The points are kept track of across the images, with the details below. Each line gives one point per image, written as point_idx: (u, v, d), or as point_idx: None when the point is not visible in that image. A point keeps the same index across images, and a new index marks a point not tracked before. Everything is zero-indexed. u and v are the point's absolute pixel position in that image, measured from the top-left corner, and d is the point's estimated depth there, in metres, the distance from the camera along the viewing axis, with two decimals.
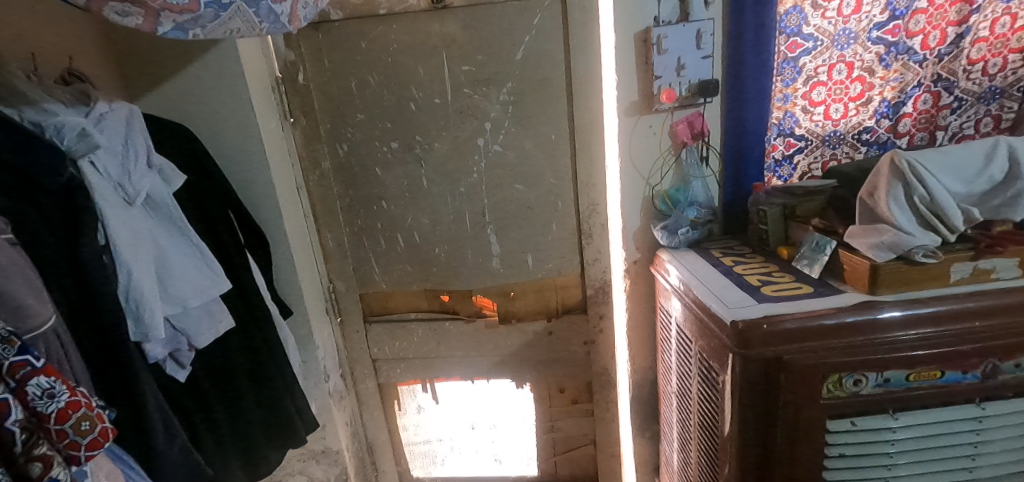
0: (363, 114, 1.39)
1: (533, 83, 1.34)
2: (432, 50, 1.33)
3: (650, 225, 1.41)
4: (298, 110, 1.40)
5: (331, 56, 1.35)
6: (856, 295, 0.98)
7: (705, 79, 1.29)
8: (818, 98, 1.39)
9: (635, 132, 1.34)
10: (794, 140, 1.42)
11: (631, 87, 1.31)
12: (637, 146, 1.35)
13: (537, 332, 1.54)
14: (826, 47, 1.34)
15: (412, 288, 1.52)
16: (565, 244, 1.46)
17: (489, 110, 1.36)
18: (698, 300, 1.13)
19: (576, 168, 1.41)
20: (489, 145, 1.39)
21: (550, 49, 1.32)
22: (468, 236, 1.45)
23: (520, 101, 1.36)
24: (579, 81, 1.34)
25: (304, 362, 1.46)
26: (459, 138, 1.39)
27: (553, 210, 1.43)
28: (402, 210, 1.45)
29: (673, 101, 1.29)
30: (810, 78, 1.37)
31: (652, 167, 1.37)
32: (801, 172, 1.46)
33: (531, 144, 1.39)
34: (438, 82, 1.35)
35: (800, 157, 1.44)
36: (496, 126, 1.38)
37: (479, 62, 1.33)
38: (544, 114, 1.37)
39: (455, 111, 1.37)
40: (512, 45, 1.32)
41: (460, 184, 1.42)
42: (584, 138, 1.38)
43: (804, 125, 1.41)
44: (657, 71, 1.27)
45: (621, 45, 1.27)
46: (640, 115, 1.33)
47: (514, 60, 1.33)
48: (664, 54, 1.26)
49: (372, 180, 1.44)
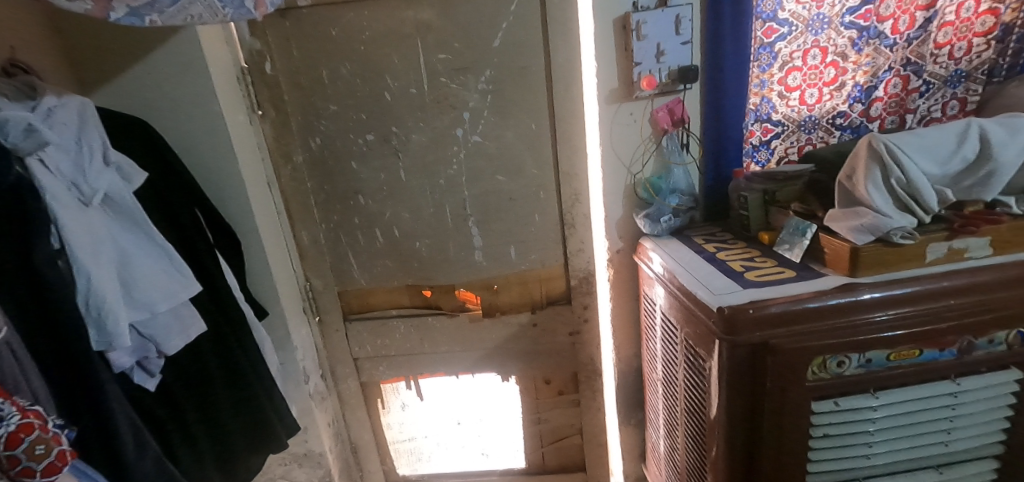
0: (336, 106, 1.33)
1: (512, 71, 1.31)
2: (406, 37, 1.28)
3: (633, 214, 1.41)
4: (266, 102, 1.33)
5: (300, 44, 1.29)
6: (837, 278, 1.00)
7: (685, 65, 1.28)
8: (793, 83, 1.40)
9: (615, 120, 1.35)
10: (771, 125, 1.43)
11: (611, 75, 1.31)
12: (618, 134, 1.36)
13: (522, 325, 1.52)
14: (801, 32, 1.34)
15: (392, 284, 1.49)
16: (547, 235, 1.44)
17: (467, 100, 1.33)
18: (683, 287, 1.13)
19: (557, 158, 1.38)
20: (468, 136, 1.36)
21: (528, 36, 1.29)
22: (449, 229, 1.42)
23: (499, 90, 1.32)
24: (559, 68, 1.31)
25: (282, 364, 1.41)
26: (437, 128, 1.35)
27: (535, 200, 1.41)
28: (379, 204, 1.41)
29: (653, 87, 1.29)
30: (786, 64, 1.38)
31: (634, 155, 1.38)
32: (778, 158, 1.47)
33: (511, 134, 1.36)
34: (414, 72, 1.31)
35: (778, 143, 1.46)
36: (474, 116, 1.34)
37: (456, 50, 1.29)
38: (524, 103, 1.34)
39: (432, 101, 1.33)
40: (489, 33, 1.28)
41: (440, 176, 1.38)
42: (565, 127, 1.35)
43: (780, 110, 1.42)
44: (637, 57, 1.27)
45: (600, 33, 1.27)
46: (621, 103, 1.33)
47: (491, 47, 1.29)
48: (644, 40, 1.25)
49: (348, 174, 1.39)
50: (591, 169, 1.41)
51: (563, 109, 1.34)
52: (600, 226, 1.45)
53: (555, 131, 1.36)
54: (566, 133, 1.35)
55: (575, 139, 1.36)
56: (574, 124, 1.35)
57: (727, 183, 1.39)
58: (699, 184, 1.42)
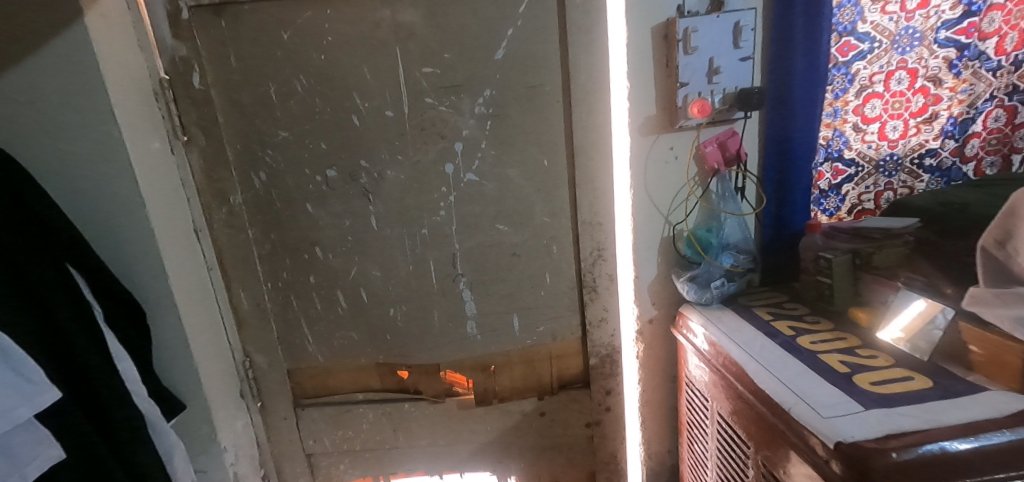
0: (287, 132, 1.01)
1: (520, 90, 1.01)
2: (381, 44, 0.97)
3: (671, 275, 1.10)
4: (194, 126, 1.01)
5: (239, 50, 0.97)
6: (1007, 396, 0.68)
7: (745, 87, 0.99)
8: (872, 113, 1.11)
9: (650, 156, 1.05)
10: (843, 165, 1.14)
11: (648, 99, 1.01)
12: (654, 174, 1.06)
13: (525, 413, 1.18)
14: (884, 50, 1.06)
15: (359, 361, 1.14)
16: (561, 301, 1.12)
17: (461, 127, 1.02)
18: (760, 392, 0.81)
19: (576, 203, 1.06)
20: (461, 174, 1.04)
21: (542, 47, 0.99)
22: (434, 292, 1.09)
23: (503, 115, 1.02)
24: (581, 88, 1.00)
25: (203, 473, 1.05)
26: (421, 163, 1.03)
27: (546, 257, 1.09)
28: (342, 260, 1.07)
29: (706, 115, 0.99)
30: (864, 89, 1.09)
31: (674, 201, 1.08)
32: (849, 205, 1.18)
33: (517, 172, 1.05)
34: (391, 90, 1.00)
35: (850, 187, 1.16)
36: (470, 148, 1.03)
37: (447, 63, 0.99)
38: (534, 133, 1.03)
39: (414, 127, 1.01)
40: (491, 41, 0.98)
41: (423, 223, 1.06)
42: (588, 164, 1.04)
43: (855, 146, 1.13)
44: (683, 76, 0.97)
45: (635, 44, 0.98)
46: (659, 134, 1.04)
47: (492, 59, 0.99)
48: (694, 53, 0.96)
49: (302, 220, 1.06)
50: (619, 218, 1.10)
51: (586, 142, 1.03)
52: (628, 290, 1.13)
53: (573, 170, 1.05)
54: (588, 172, 1.04)
55: (600, 180, 1.05)
56: (599, 160, 1.04)
57: (795, 239, 1.08)
58: (756, 239, 1.12)
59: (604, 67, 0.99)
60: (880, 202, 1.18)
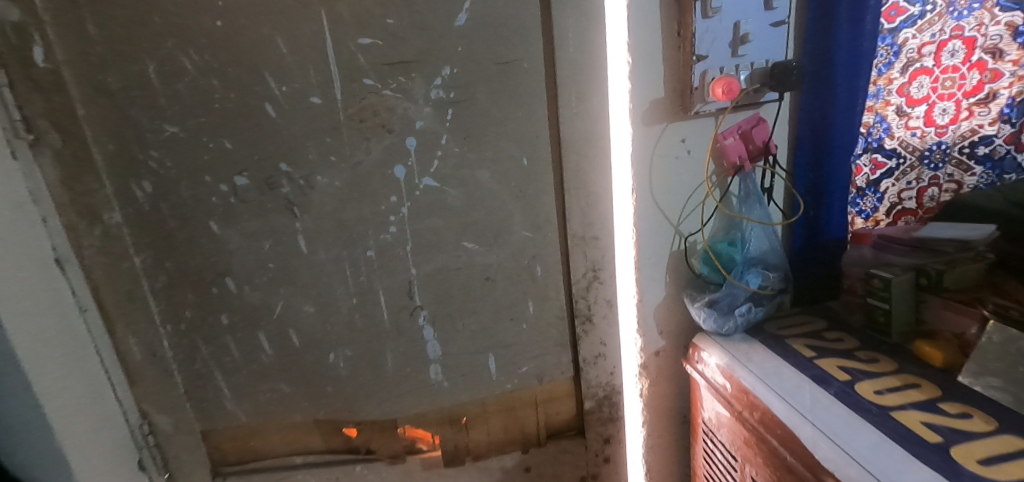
0: (176, 126, 0.75)
1: (491, 68, 0.77)
2: (299, 6, 0.71)
3: (684, 297, 0.90)
4: (43, 120, 0.73)
5: (96, 14, 0.70)
6: None
7: (778, 61, 0.77)
8: (918, 93, 0.91)
9: (657, 152, 0.83)
10: (883, 157, 0.96)
11: (656, 77, 0.79)
12: (662, 174, 0.85)
13: (506, 470, 0.96)
14: (937, 15, 0.87)
15: (293, 418, 0.89)
16: (547, 334, 0.90)
17: (414, 118, 0.78)
18: (818, 466, 0.60)
19: (564, 213, 0.85)
20: (415, 178, 0.80)
21: (517, 10, 0.75)
22: (385, 330, 0.85)
23: (469, 102, 0.78)
24: (569, 66, 0.77)
25: None
26: (362, 166, 0.79)
27: (528, 281, 0.87)
28: (262, 293, 0.82)
29: (731, 97, 0.77)
30: (911, 63, 0.90)
31: (686, 207, 0.87)
32: (888, 204, 0.99)
33: (489, 175, 0.81)
34: (316, 68, 0.74)
35: (890, 183, 0.97)
36: (427, 145, 0.79)
37: (391, 32, 0.74)
38: (510, 126, 0.79)
39: (351, 119, 0.77)
40: (449, 1, 0.73)
41: (367, 243, 0.82)
42: (579, 164, 0.82)
43: (897, 134, 0.94)
44: (701, 48, 0.75)
45: (638, 5, 0.75)
46: (668, 123, 0.82)
47: (452, 26, 0.74)
48: (716, 16, 0.74)
49: (205, 244, 0.80)
50: (619, 229, 0.89)
51: (576, 135, 0.80)
52: (631, 317, 0.92)
53: (561, 171, 0.82)
54: (579, 175, 0.83)
55: (595, 184, 0.83)
56: (593, 159, 0.82)
57: (837, 250, 0.88)
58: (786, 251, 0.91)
59: (599, 38, 0.77)
60: (924, 201, 0.98)
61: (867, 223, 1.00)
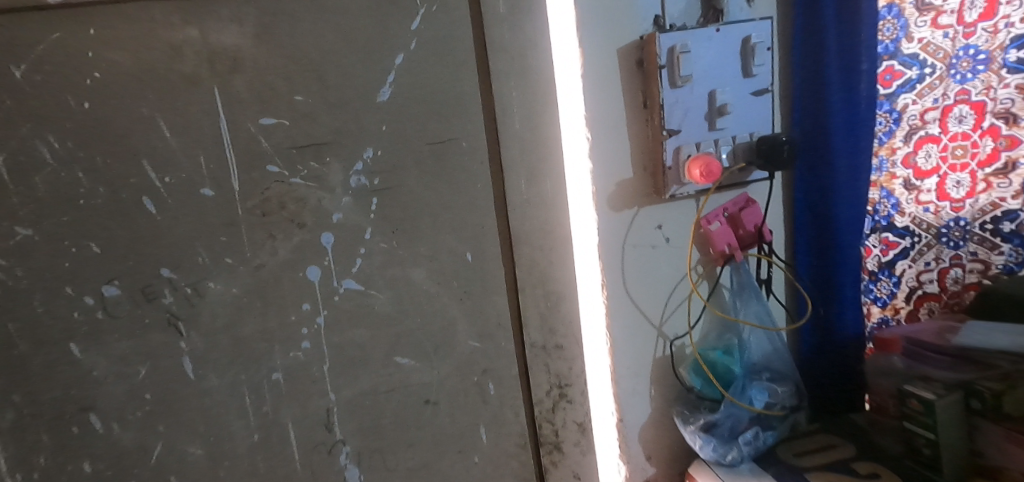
0: (30, 228, 0.59)
1: (423, 149, 0.64)
2: (187, 83, 0.59)
3: (675, 415, 0.73)
4: None
5: None
6: None
7: (764, 134, 0.65)
8: (926, 164, 0.79)
9: (629, 242, 0.70)
10: (895, 236, 0.82)
11: (621, 157, 0.67)
12: (637, 268, 0.70)
13: None
14: (938, 78, 0.76)
15: None
16: (506, 468, 0.72)
17: (329, 210, 0.64)
18: None
19: (521, 318, 0.69)
20: (333, 282, 0.65)
21: (453, 82, 0.63)
22: (297, 473, 0.67)
23: (398, 190, 0.64)
24: (518, 146, 0.65)
25: None
26: (266, 269, 0.64)
27: (478, 403, 0.70)
28: (135, 435, 0.64)
29: (712, 178, 0.64)
30: (914, 131, 0.78)
31: (668, 305, 0.72)
32: (907, 289, 0.84)
33: (426, 276, 0.66)
34: (208, 156, 0.61)
35: (906, 265, 0.83)
36: (347, 242, 0.65)
37: (301, 111, 0.62)
38: (450, 216, 0.65)
39: (252, 213, 0.63)
40: (370, 74, 0.62)
41: (274, 365, 0.65)
42: (535, 259, 0.68)
43: (908, 210, 0.81)
44: (673, 121, 0.63)
45: (595, 75, 0.64)
46: (641, 208, 0.69)
47: (374, 102, 0.62)
48: (687, 85, 0.62)
49: (62, 373, 0.62)
50: (590, 332, 0.75)
51: (530, 226, 0.67)
52: (610, 439, 0.76)
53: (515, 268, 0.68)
54: (536, 272, 0.68)
55: (556, 282, 0.69)
56: (553, 252, 0.68)
57: (853, 352, 0.73)
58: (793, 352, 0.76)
59: (552, 112, 0.65)
60: (947, 284, 0.84)
61: (885, 312, 0.85)
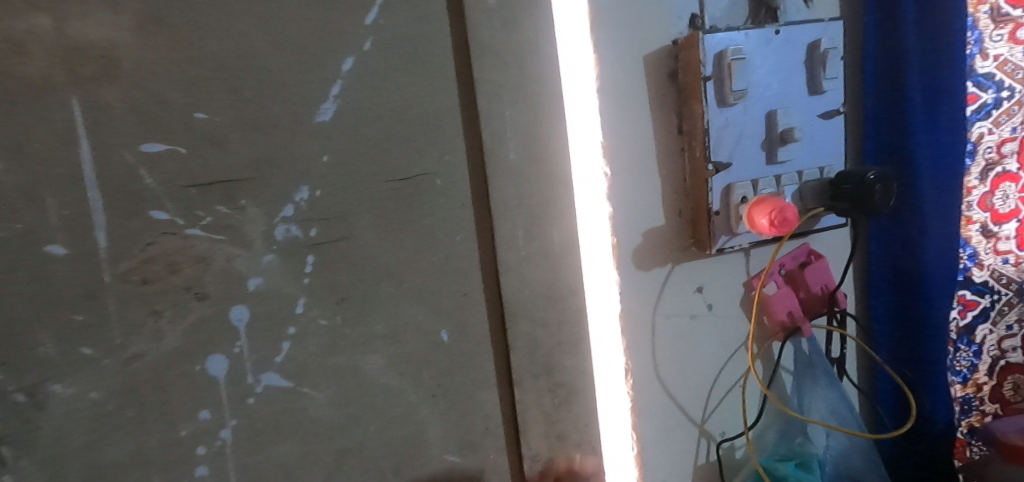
0: None
1: (380, 185, 0.44)
2: (28, 90, 0.33)
3: None
4: None
5: None
6: None
7: (835, 168, 0.50)
8: (1004, 207, 0.63)
9: (662, 311, 0.52)
10: (974, 294, 0.65)
11: (650, 198, 0.50)
12: (672, 346, 0.53)
13: None
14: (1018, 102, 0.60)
15: None
16: None
17: (243, 273, 0.40)
18: None
19: (517, 421, 0.50)
20: (246, 376, 0.40)
21: (424, 100, 0.45)
22: None
23: (347, 244, 0.43)
24: (514, 185, 0.47)
25: None
26: (141, 370, 0.37)
27: None
28: None
29: (786, 229, 0.46)
30: (991, 167, 0.62)
31: (713, 392, 0.55)
32: (989, 361, 0.66)
33: (384, 367, 0.45)
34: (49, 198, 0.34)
35: (987, 331, 0.65)
36: (269, 323, 0.41)
37: (203, 134, 0.38)
38: (422, 283, 0.46)
39: (123, 281, 0.36)
40: (305, 80, 0.41)
41: None
42: (538, 340, 0.49)
43: (987, 263, 0.64)
44: (721, 152, 0.47)
45: (615, 92, 0.48)
46: (677, 265, 0.52)
47: (310, 121, 0.41)
48: (740, 104, 0.46)
49: None
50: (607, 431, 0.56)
51: (528, 295, 0.49)
52: None
53: (510, 353, 0.49)
54: (539, 357, 0.50)
55: (564, 372, 0.51)
56: (561, 332, 0.50)
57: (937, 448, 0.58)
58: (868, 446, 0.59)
59: (560, 141, 0.48)
60: None
61: (966, 391, 0.67)
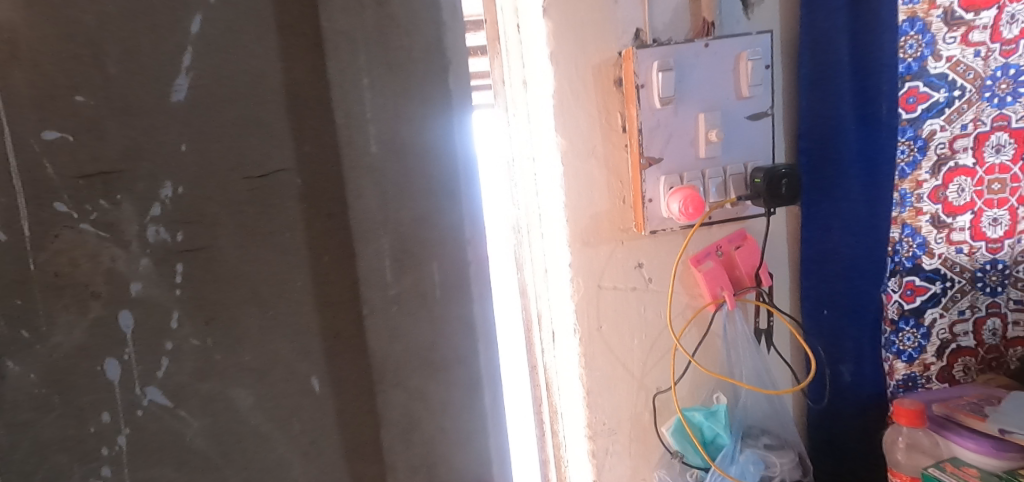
0: None
1: (244, 197, 0.40)
2: None
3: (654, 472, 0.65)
4: None
5: None
6: None
7: (759, 162, 0.57)
8: (959, 199, 0.61)
9: (606, 281, 0.61)
10: (923, 280, 0.62)
11: (596, 185, 0.58)
12: (614, 312, 0.61)
13: None
14: (968, 102, 0.58)
15: None
16: None
17: (122, 276, 0.38)
18: None
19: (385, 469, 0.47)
20: (133, 385, 0.39)
21: (303, 88, 0.41)
22: None
23: (209, 255, 0.40)
24: (376, 188, 0.43)
25: None
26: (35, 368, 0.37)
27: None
28: None
29: (697, 215, 0.55)
30: (944, 162, 0.60)
31: (650, 354, 0.63)
32: (938, 343, 0.64)
33: (254, 403, 0.43)
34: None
35: (937, 315, 0.63)
36: (148, 337, 0.39)
37: (81, 119, 0.36)
38: (291, 303, 0.43)
39: (41, 273, 0.36)
40: (153, 55, 0.37)
41: None
42: (412, 411, 0.47)
43: (939, 251, 0.62)
44: (653, 148, 0.55)
45: (568, 95, 0.56)
46: (619, 244, 0.60)
47: (170, 100, 0.38)
48: (669, 107, 0.54)
49: None
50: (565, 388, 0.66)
51: (399, 350, 0.46)
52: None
53: (372, 376, 0.46)
54: (411, 431, 0.47)
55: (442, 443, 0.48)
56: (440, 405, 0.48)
57: (851, 412, 0.64)
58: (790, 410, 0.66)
59: (431, 142, 0.43)
60: (983, 336, 0.65)
61: (911, 368, 0.64)
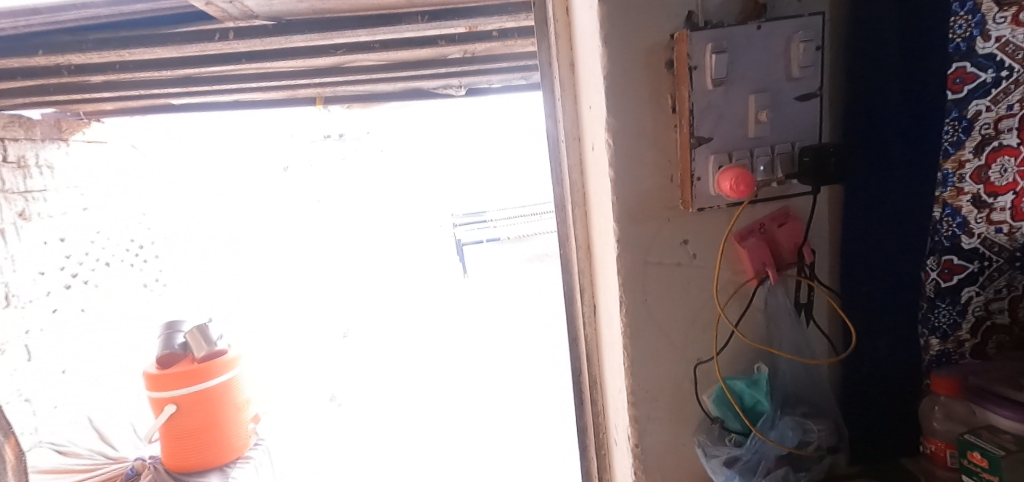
0: None
1: None
2: None
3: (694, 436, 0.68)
4: None
5: None
6: None
7: (807, 141, 0.59)
8: (1001, 180, 0.61)
9: (653, 256, 0.64)
10: (961, 259, 0.63)
11: (645, 164, 0.61)
12: (660, 285, 0.65)
13: None
14: (1015, 83, 0.59)
15: None
16: None
17: None
18: None
19: None
20: None
21: None
22: None
23: None
24: None
25: None
26: None
27: None
28: None
29: (746, 191, 0.56)
30: (988, 143, 0.60)
31: (693, 325, 0.66)
32: (972, 319, 0.66)
33: None
34: None
35: (973, 292, 0.65)
36: None
37: None
38: None
39: None
40: None
41: None
42: None
43: (978, 230, 0.63)
44: (704, 128, 0.57)
45: (620, 76, 0.58)
46: (667, 221, 0.63)
47: None
48: (721, 88, 0.56)
49: None
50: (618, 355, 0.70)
51: None
52: (623, 445, 0.73)
53: None
54: None
55: None
56: None
57: (888, 383, 0.67)
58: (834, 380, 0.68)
59: None
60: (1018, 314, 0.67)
61: (945, 344, 0.66)
